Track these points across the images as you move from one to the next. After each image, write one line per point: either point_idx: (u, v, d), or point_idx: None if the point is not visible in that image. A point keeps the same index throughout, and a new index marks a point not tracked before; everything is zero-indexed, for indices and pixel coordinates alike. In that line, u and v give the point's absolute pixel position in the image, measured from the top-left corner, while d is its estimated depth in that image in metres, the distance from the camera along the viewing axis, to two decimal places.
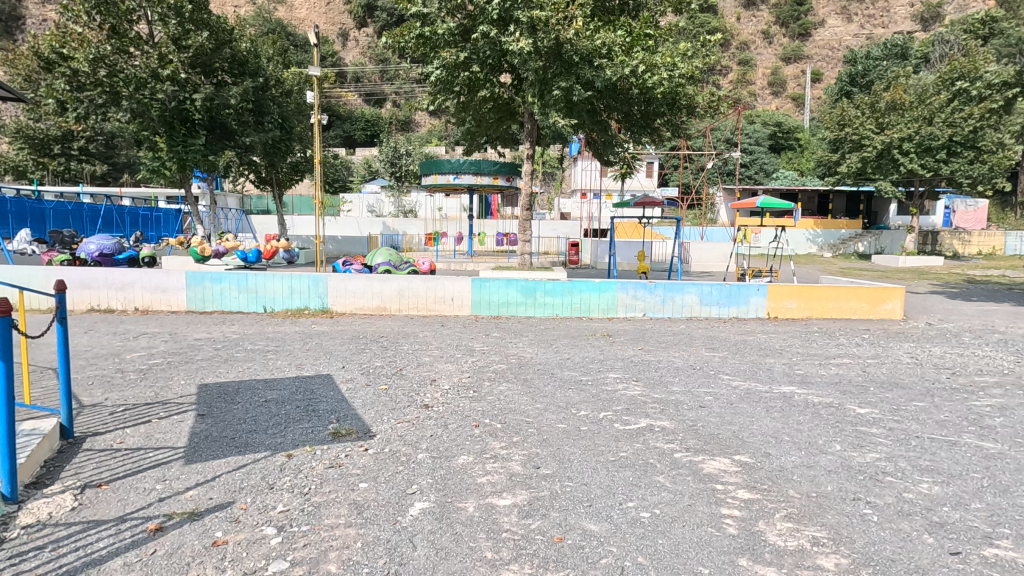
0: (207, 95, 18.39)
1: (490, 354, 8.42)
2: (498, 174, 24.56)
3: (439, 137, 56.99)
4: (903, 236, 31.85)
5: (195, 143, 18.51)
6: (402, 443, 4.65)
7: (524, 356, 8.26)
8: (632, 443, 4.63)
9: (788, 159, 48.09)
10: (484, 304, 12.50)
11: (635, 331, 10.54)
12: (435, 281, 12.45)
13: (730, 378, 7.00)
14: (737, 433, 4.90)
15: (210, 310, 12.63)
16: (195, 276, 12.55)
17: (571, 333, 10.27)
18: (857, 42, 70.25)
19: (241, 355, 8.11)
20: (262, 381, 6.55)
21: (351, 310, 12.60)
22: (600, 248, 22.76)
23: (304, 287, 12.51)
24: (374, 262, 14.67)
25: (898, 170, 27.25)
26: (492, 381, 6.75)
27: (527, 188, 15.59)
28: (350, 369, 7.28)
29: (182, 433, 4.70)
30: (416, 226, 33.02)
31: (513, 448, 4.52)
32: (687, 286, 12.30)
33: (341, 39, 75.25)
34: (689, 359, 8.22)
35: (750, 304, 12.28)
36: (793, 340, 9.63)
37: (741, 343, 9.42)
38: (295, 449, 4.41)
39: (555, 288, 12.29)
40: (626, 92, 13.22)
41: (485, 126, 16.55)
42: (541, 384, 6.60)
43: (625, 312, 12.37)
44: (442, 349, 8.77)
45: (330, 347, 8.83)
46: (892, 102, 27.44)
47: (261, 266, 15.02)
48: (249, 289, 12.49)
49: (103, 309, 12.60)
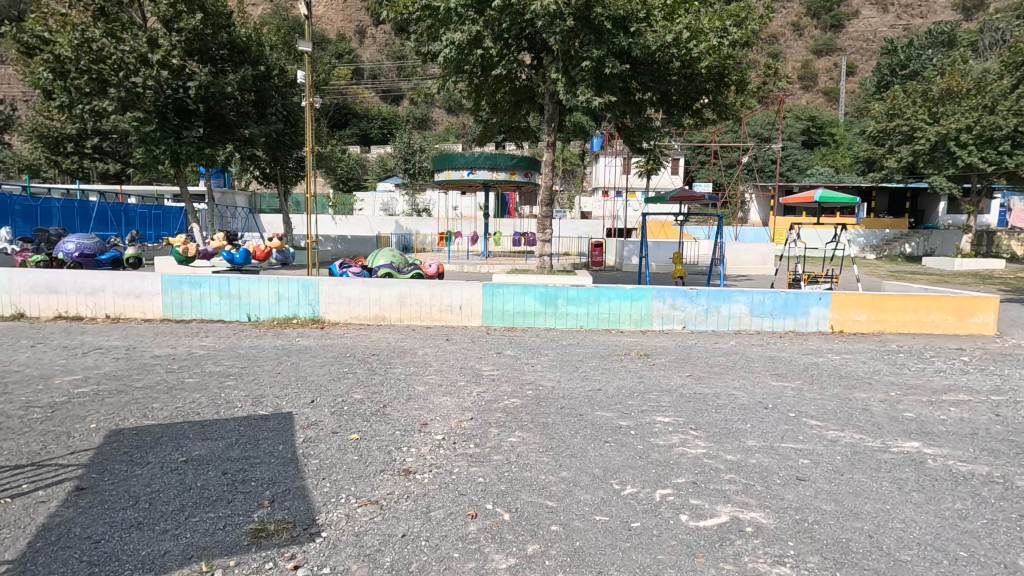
0: (203, 82, 17.18)
1: (502, 381, 6.75)
2: (515, 169, 22.98)
3: (458, 133, 55.66)
4: (956, 236, 29.30)
5: (190, 134, 17.22)
6: (355, 555, 2.99)
7: (545, 385, 6.54)
8: (718, 561, 2.92)
9: (823, 154, 45.58)
10: (497, 314, 10.84)
11: (678, 350, 8.76)
12: (441, 286, 10.88)
13: (821, 425, 5.22)
14: (881, 542, 3.12)
15: (188, 318, 11.21)
16: (172, 279, 11.16)
17: (599, 353, 8.52)
18: (893, 33, 67.34)
19: (192, 383, 6.49)
20: (197, 426, 4.93)
21: (345, 319, 11.06)
22: (627, 249, 20.90)
23: (293, 292, 10.99)
24: (374, 264, 13.11)
25: (954, 164, 25.04)
26: (500, 429, 5.03)
27: (546, 182, 13.85)
28: (319, 406, 5.62)
29: (26, 530, 3.12)
30: (430, 225, 31.57)
31: (527, 572, 2.82)
32: (735, 294, 10.47)
33: (358, 36, 74.59)
34: (754, 391, 6.43)
35: (810, 315, 10.42)
36: (877, 365, 7.75)
37: (814, 368, 7.57)
38: (182, 569, 2.80)
39: (579, 295, 10.59)
40: (664, 66, 11.36)
41: (501, 112, 14.81)
42: (567, 434, 4.89)
43: (660, 324, 10.61)
44: (443, 374, 7.11)
45: (306, 371, 7.20)
46: (947, 90, 25.79)
47: (250, 269, 13.49)
48: (232, 294, 11.05)
49: (71, 316, 11.24)
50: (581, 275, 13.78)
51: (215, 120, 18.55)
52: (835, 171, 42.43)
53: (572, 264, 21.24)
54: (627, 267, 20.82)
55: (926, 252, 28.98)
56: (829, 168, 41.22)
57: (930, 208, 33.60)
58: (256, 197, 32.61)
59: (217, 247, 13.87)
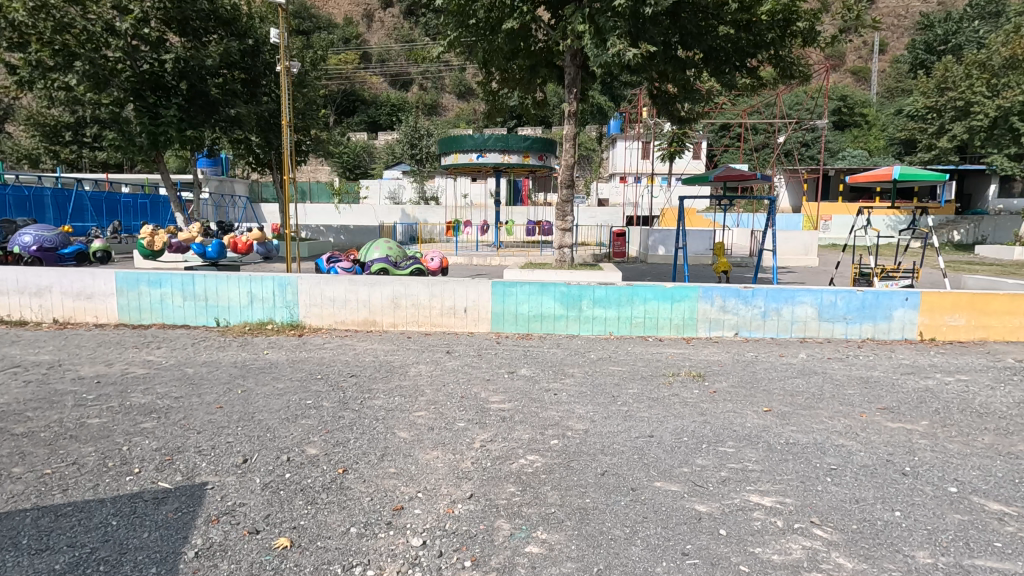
0: (179, 55, 15.52)
1: (516, 423, 4.93)
2: (529, 152, 21.01)
3: (469, 119, 53.53)
4: (1012, 222, 26.69)
5: (168, 113, 15.59)
6: None
7: (576, 431, 4.72)
8: None
9: (855, 136, 42.97)
10: (509, 317, 9.06)
11: (738, 369, 6.92)
12: (442, 285, 9.12)
13: (1014, 515, 3.36)
14: None
15: (147, 322, 9.55)
16: (128, 278, 9.53)
17: (639, 372, 6.68)
18: (928, 8, 63.84)
19: (93, 427, 4.75)
20: (46, 519, 3.22)
21: (329, 324, 9.34)
22: (652, 238, 19.00)
23: (268, 292, 9.29)
24: (368, 257, 11.33)
25: (1016, 142, 22.99)
26: (514, 525, 3.24)
27: (567, 160, 11.87)
28: (249, 473, 3.88)
29: None
30: (438, 214, 29.78)
31: None
32: (800, 293, 8.57)
33: (365, 20, 72.18)
34: (874, 440, 4.54)
35: (893, 320, 8.49)
36: (1016, 393, 5.83)
37: (933, 400, 5.65)
38: None
39: (608, 295, 8.77)
40: (713, 13, 9.44)
41: (514, 80, 12.88)
42: (619, 540, 3.07)
43: (707, 330, 8.75)
44: (436, 409, 5.32)
45: (257, 405, 5.41)
46: (1010, 59, 23.29)
47: (226, 264, 11.77)
48: (197, 295, 9.39)
49: (13, 321, 9.63)
50: (609, 270, 11.94)
51: (197, 99, 16.70)
52: (869, 153, 39.78)
53: (592, 256, 19.39)
54: (653, 259, 18.92)
55: (977, 240, 26.64)
56: (863, 151, 38.61)
57: (979, 191, 30.84)
58: (256, 184, 31.04)
59: (188, 238, 12.13)
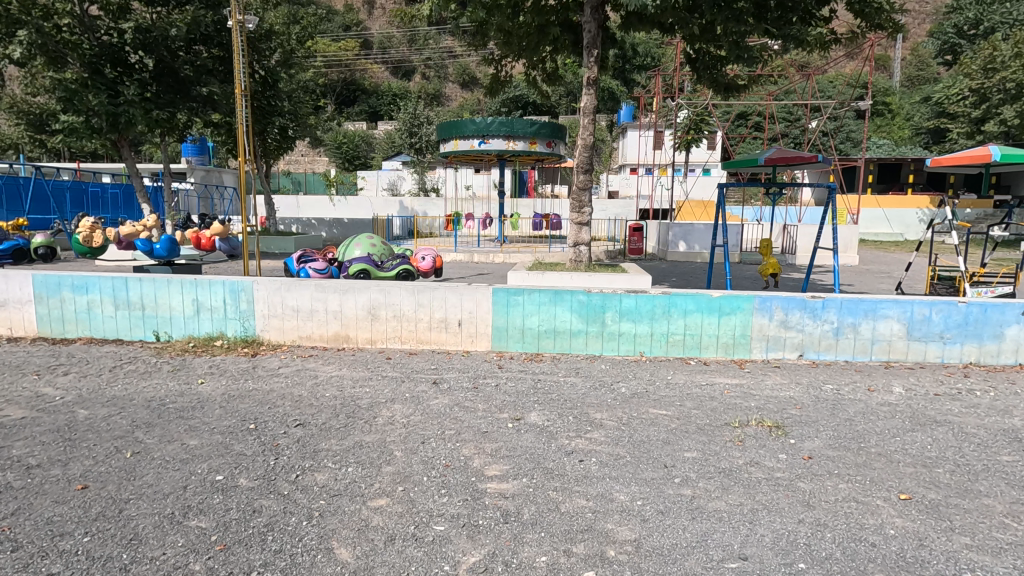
0: (139, 24, 14.18)
1: (526, 527, 3.15)
2: (536, 137, 19.11)
3: (473, 107, 51.49)
4: None
5: (127, 88, 13.78)
6: None
7: (621, 549, 2.96)
8: None
9: (878, 126, 40.86)
10: (513, 332, 7.26)
11: (828, 414, 5.07)
12: (431, 292, 7.32)
13: None
14: None
15: (72, 335, 7.82)
16: (47, 281, 7.76)
17: (693, 420, 4.86)
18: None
19: None
20: None
21: (293, 339, 7.58)
22: (672, 233, 17.17)
23: (217, 300, 7.53)
24: (348, 257, 9.54)
25: None
26: None
27: (586, 139, 9.94)
28: None
29: None
30: (438, 206, 27.95)
31: None
32: (885, 304, 6.72)
33: (367, 7, 70.09)
34: None
35: (1004, 340, 6.66)
36: None
37: None
38: None
39: (638, 306, 6.97)
40: None
41: (519, 46, 10.92)
42: None
43: (764, 352, 6.93)
44: (405, 493, 3.53)
45: (140, 484, 3.62)
46: None
47: (179, 264, 10.02)
48: (131, 303, 7.64)
49: None
50: (636, 273, 10.12)
51: (166, 76, 15.03)
52: (893, 143, 37.69)
53: (606, 252, 17.56)
54: (673, 256, 17.11)
55: None
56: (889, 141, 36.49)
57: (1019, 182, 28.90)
58: None
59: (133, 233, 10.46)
